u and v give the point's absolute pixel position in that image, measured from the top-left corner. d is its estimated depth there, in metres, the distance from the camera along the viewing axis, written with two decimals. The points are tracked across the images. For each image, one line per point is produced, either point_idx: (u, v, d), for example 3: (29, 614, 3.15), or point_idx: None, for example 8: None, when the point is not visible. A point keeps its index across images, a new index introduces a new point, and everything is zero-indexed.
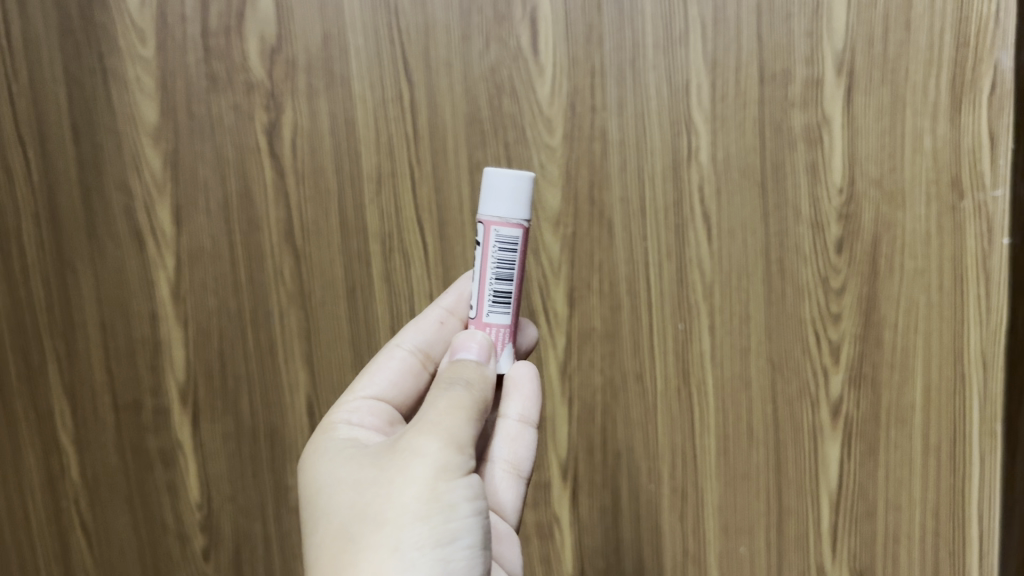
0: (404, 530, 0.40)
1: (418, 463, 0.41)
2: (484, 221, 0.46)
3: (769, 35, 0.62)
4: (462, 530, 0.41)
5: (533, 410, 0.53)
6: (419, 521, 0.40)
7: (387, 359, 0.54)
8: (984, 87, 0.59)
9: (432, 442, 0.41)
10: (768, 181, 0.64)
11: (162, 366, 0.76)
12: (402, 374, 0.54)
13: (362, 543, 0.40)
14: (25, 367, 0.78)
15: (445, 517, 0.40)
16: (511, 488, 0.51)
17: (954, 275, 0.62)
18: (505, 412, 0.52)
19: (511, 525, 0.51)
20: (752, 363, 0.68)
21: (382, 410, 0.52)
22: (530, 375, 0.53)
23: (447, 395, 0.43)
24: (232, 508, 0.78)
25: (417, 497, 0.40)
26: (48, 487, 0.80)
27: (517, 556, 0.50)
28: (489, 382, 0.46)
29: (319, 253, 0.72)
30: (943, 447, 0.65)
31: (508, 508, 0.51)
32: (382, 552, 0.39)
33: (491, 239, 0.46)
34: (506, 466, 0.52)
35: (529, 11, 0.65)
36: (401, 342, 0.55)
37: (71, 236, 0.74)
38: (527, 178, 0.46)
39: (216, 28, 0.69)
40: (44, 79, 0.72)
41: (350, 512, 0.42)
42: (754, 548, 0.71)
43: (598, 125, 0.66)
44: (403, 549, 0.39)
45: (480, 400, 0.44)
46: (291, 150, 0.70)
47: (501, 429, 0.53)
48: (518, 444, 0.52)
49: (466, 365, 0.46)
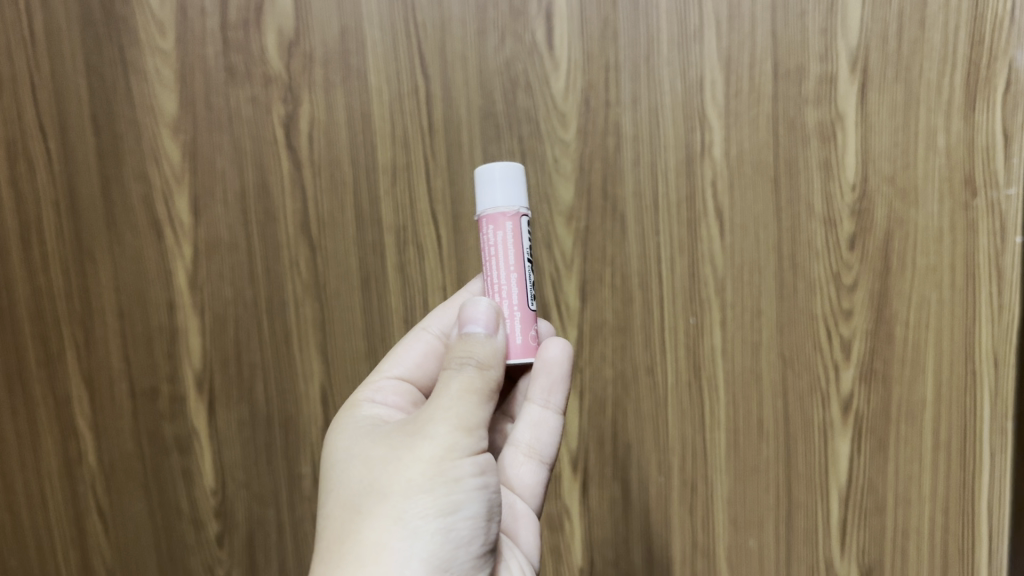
0: (408, 505, 0.40)
1: (426, 441, 0.42)
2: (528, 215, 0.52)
3: (784, 30, 0.63)
4: (465, 506, 0.41)
5: (561, 398, 0.56)
6: (423, 499, 0.40)
7: (413, 341, 0.57)
8: (999, 85, 0.59)
9: (441, 420, 0.42)
10: (781, 177, 0.65)
11: (179, 354, 0.77)
12: (427, 357, 0.57)
13: (364, 515, 0.41)
14: (44, 354, 0.79)
15: (448, 491, 0.41)
16: (532, 472, 0.55)
17: (966, 273, 0.62)
18: (531, 398, 0.56)
19: (530, 507, 0.54)
20: (763, 358, 0.68)
21: (405, 390, 0.54)
22: (562, 355, 0.54)
23: (459, 376, 0.43)
24: (246, 495, 0.79)
25: (423, 474, 0.41)
26: (66, 471, 0.82)
27: (535, 534, 0.52)
28: (499, 355, 0.45)
29: (334, 244, 0.72)
30: (953, 444, 0.65)
31: (526, 489, 0.54)
32: (383, 524, 0.40)
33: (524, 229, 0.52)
34: (527, 451, 0.55)
35: (545, 7, 0.66)
36: (428, 327, 0.58)
37: (90, 224, 0.76)
38: (476, 172, 0.49)
39: (235, 21, 0.70)
40: (65, 69, 0.73)
41: (358, 486, 0.43)
42: (763, 541, 0.71)
43: (612, 120, 0.67)
44: (404, 522, 0.40)
45: (493, 379, 0.44)
46: (308, 141, 0.71)
47: (526, 415, 0.56)
48: (541, 430, 0.55)
49: (477, 343, 0.45)
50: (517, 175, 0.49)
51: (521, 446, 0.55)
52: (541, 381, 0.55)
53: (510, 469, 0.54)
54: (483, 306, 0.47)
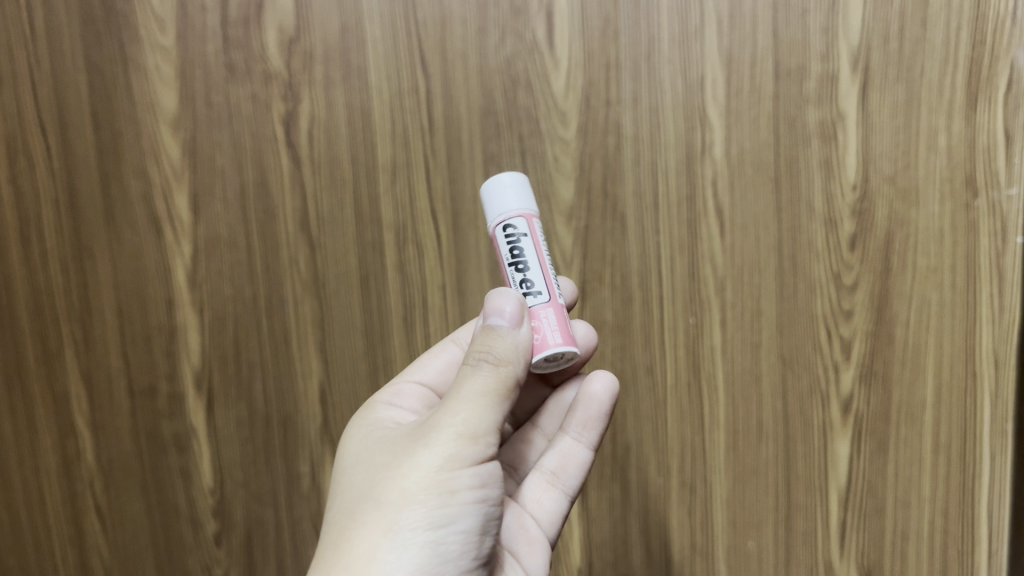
0: (401, 515, 0.41)
1: (426, 451, 0.42)
2: (524, 215, 0.50)
3: (786, 29, 0.62)
4: (458, 519, 0.41)
5: (594, 435, 0.56)
6: (417, 509, 0.41)
7: (441, 351, 0.58)
8: (1001, 85, 0.59)
9: (444, 429, 0.42)
10: (781, 177, 0.64)
11: (177, 352, 0.77)
12: (452, 368, 0.58)
13: (358, 521, 0.42)
14: (44, 352, 0.80)
15: (442, 504, 0.41)
16: (553, 501, 0.55)
17: (966, 274, 0.62)
18: (566, 429, 0.56)
19: (546, 536, 0.53)
20: (763, 359, 0.68)
21: (424, 397, 0.55)
22: (606, 389, 0.55)
23: (474, 379, 0.42)
24: (244, 494, 0.79)
25: (419, 484, 0.41)
26: (64, 468, 0.82)
27: (543, 565, 0.51)
28: (520, 353, 0.44)
29: (333, 243, 0.72)
30: (953, 445, 0.65)
31: (545, 517, 0.54)
32: (375, 533, 0.41)
33: (536, 228, 0.50)
34: (550, 477, 0.55)
35: (546, 5, 0.66)
36: (457, 339, 0.59)
37: (90, 221, 0.76)
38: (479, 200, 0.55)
39: (235, 18, 0.70)
40: (65, 65, 0.73)
41: (358, 491, 0.43)
42: (762, 542, 0.71)
43: (612, 119, 0.67)
44: (396, 533, 0.40)
45: (509, 379, 0.43)
46: (307, 139, 0.71)
47: (558, 444, 0.56)
48: (569, 461, 0.56)
49: (499, 338, 0.43)
50: (501, 185, 0.51)
51: (545, 471, 0.55)
52: (578, 414, 0.56)
53: (531, 492, 0.55)
54: (510, 299, 0.45)
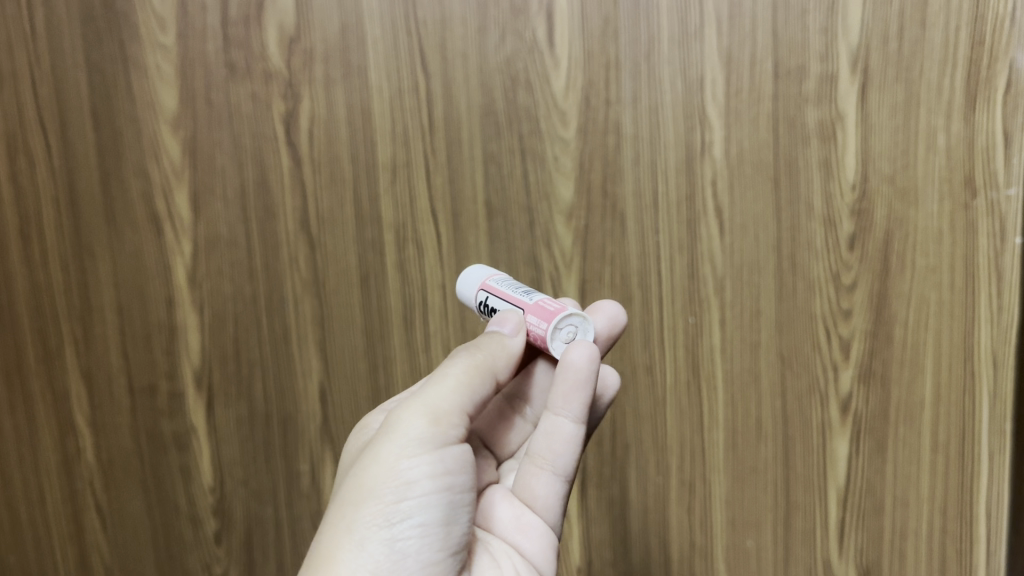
0: (359, 512, 0.42)
1: (381, 448, 0.43)
2: (480, 284, 0.52)
3: (785, 29, 0.62)
4: (415, 512, 0.42)
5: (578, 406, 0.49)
6: (374, 506, 0.42)
7: None
8: (1000, 85, 0.58)
9: (399, 424, 0.43)
10: (781, 177, 0.64)
11: (177, 350, 0.77)
12: None
13: (326, 523, 0.43)
14: (43, 352, 0.80)
15: (397, 497, 0.42)
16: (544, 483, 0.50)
17: (965, 274, 0.62)
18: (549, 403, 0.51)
19: (547, 523, 0.50)
20: (762, 358, 0.68)
21: None
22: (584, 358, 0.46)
23: (444, 372, 0.44)
24: (244, 492, 0.79)
25: (374, 480, 0.42)
26: (65, 466, 0.82)
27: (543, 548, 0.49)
28: (505, 352, 0.46)
29: (333, 242, 0.72)
30: (952, 445, 0.64)
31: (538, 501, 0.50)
32: (337, 533, 0.42)
33: (495, 283, 0.52)
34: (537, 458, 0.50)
35: (545, 4, 0.65)
36: None
37: (90, 221, 0.76)
38: None
39: (235, 17, 0.70)
40: (65, 64, 0.73)
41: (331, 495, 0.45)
42: (761, 541, 0.71)
43: (612, 119, 0.67)
44: (354, 530, 0.41)
45: (478, 372, 0.45)
46: (307, 138, 0.71)
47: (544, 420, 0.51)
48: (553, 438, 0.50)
49: (490, 339, 0.46)
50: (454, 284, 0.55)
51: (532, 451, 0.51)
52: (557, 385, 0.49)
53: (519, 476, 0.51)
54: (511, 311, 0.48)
